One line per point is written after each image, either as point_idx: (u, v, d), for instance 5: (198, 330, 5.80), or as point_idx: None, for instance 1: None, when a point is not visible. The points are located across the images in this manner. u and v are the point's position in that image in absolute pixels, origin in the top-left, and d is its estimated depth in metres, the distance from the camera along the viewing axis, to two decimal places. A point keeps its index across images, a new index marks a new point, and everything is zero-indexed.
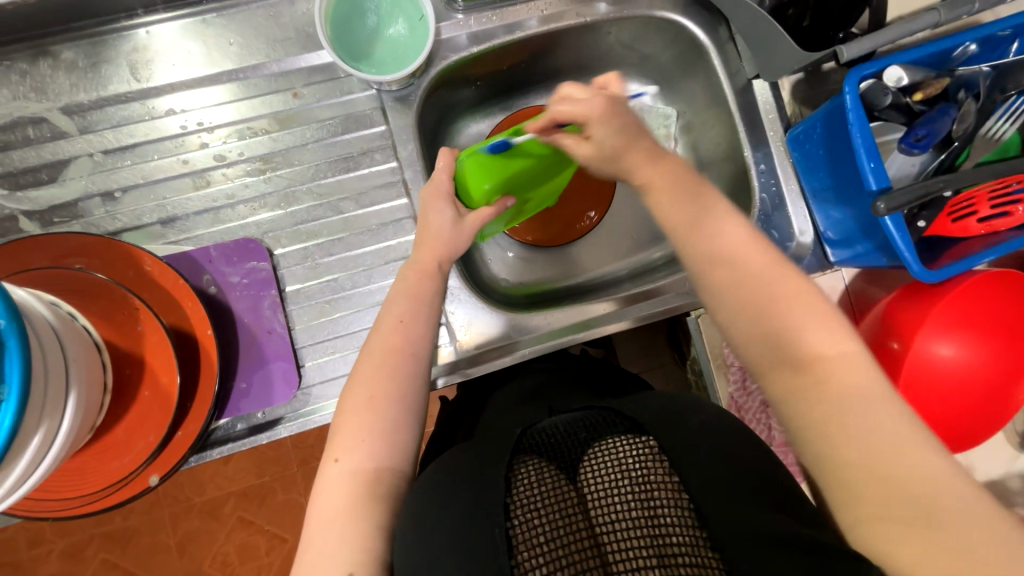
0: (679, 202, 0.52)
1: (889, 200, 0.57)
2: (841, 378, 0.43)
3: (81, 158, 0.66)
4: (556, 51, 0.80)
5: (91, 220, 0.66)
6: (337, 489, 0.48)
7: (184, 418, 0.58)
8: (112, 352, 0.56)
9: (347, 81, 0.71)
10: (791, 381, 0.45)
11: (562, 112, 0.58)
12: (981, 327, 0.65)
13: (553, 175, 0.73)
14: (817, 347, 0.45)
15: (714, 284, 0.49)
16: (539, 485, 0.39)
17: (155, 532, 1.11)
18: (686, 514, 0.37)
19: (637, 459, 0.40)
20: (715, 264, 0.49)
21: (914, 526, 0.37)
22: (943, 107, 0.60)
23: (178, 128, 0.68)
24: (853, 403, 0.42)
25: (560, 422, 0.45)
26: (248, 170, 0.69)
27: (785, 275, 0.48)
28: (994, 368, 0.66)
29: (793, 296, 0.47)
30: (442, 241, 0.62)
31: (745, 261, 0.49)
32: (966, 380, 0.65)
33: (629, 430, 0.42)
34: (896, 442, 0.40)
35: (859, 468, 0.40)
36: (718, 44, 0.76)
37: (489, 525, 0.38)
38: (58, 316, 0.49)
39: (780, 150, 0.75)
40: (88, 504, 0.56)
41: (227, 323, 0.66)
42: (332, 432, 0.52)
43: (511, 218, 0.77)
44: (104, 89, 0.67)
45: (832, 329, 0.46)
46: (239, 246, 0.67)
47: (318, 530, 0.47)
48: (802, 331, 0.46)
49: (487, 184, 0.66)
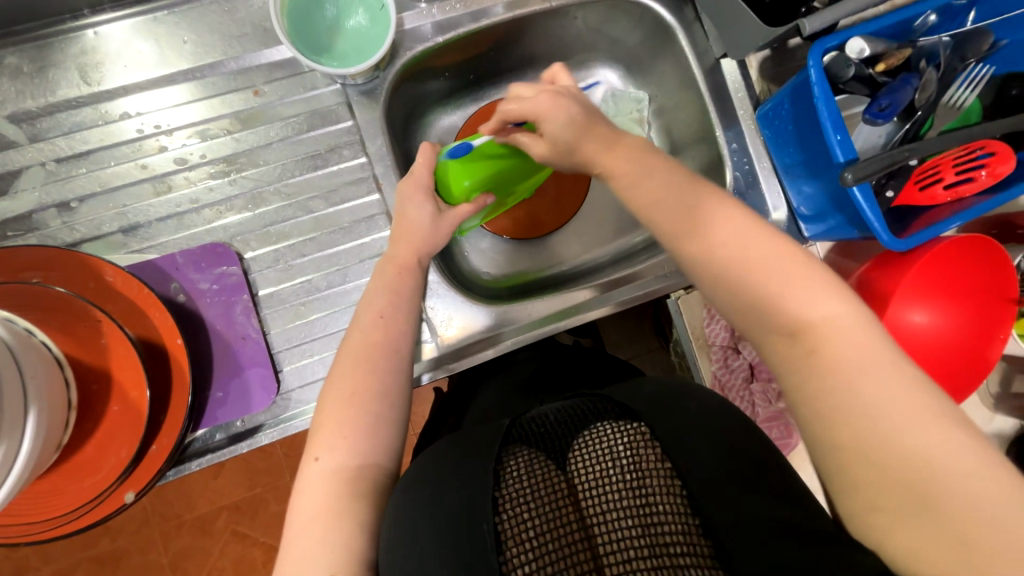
0: (658, 182, 0.52)
1: (857, 171, 0.57)
2: (835, 347, 0.42)
3: (33, 168, 0.63)
4: (524, 38, 0.79)
5: (47, 232, 0.63)
6: (318, 490, 0.47)
7: (158, 431, 0.56)
8: (75, 366, 0.54)
9: (310, 76, 0.69)
10: (787, 354, 0.44)
11: (543, 98, 0.56)
12: (948, 293, 0.66)
13: (539, 171, 0.71)
14: (809, 314, 0.43)
15: (699, 259, 0.49)
16: (529, 478, 0.39)
17: (145, 551, 1.08)
18: (681, 501, 0.36)
19: (630, 449, 0.39)
20: (697, 237, 0.49)
21: (918, 511, 0.37)
22: (905, 77, 0.61)
23: (135, 132, 0.65)
24: (849, 379, 0.41)
25: (551, 411, 0.45)
26: (211, 173, 0.67)
27: (775, 243, 0.47)
28: (960, 346, 0.67)
29: (783, 265, 0.46)
30: (415, 235, 0.61)
31: (742, 232, 0.48)
32: (930, 352, 0.67)
33: (621, 418, 0.42)
34: (895, 423, 0.39)
35: (868, 451, 0.39)
36: (684, 24, 0.76)
37: (477, 520, 0.38)
38: (13, 332, 0.47)
39: (750, 129, 0.76)
40: (59, 527, 0.53)
41: (199, 331, 0.64)
42: (312, 428, 0.51)
43: (495, 211, 0.77)
44: (53, 95, 0.64)
45: (824, 294, 0.44)
46: (207, 251, 0.65)
47: (301, 533, 0.46)
48: (806, 300, 0.44)
49: (466, 181, 0.64)
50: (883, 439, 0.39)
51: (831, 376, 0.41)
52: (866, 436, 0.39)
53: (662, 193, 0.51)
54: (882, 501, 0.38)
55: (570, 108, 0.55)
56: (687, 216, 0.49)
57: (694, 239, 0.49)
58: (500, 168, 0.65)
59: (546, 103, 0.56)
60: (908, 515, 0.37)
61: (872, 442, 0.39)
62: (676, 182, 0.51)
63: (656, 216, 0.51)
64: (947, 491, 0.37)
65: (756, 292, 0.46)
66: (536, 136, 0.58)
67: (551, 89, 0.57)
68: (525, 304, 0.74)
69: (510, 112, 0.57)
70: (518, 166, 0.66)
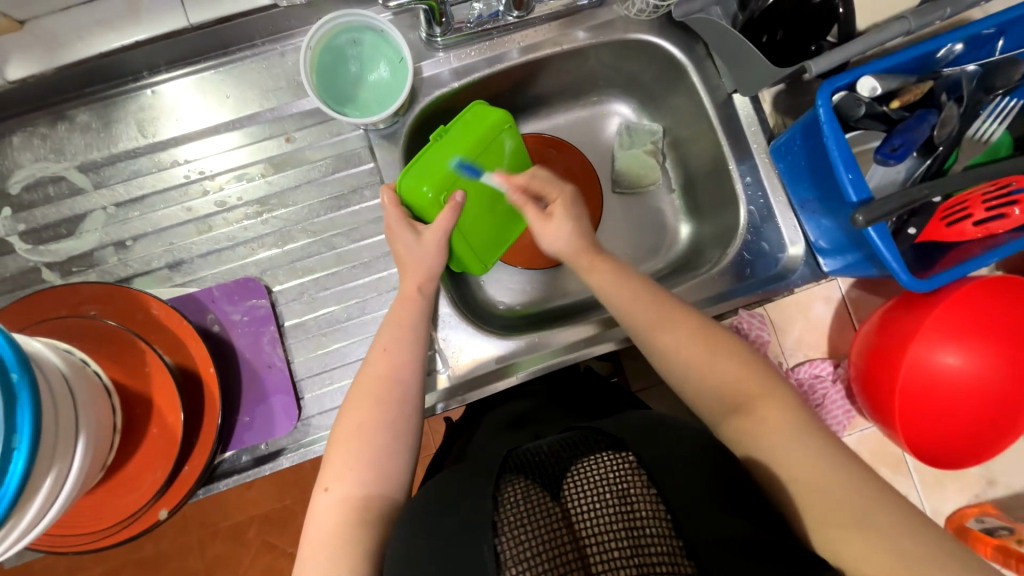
0: (631, 283, 0.62)
1: (869, 212, 0.55)
2: (767, 409, 0.52)
3: (96, 212, 0.72)
4: (538, 78, 0.83)
5: (105, 268, 0.71)
6: (326, 518, 0.50)
7: (190, 453, 0.61)
8: (121, 393, 0.59)
9: (337, 123, 0.75)
10: (737, 425, 0.53)
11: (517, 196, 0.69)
12: (974, 328, 0.63)
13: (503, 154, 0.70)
14: (745, 385, 0.54)
15: (662, 343, 0.58)
16: (526, 503, 0.40)
17: (182, 557, 1.14)
18: (664, 522, 0.38)
19: (619, 475, 0.41)
20: (661, 328, 0.59)
21: (857, 525, 0.44)
22: (921, 112, 0.59)
23: (182, 178, 0.73)
24: (780, 428, 0.51)
25: (546, 441, 0.45)
26: (247, 214, 0.73)
27: (717, 330, 0.58)
28: (993, 401, 0.64)
29: (723, 348, 0.57)
30: (423, 268, 0.64)
31: (688, 325, 0.58)
32: (959, 400, 0.63)
33: (611, 447, 0.43)
34: (818, 458, 0.48)
35: (808, 481, 0.47)
36: (696, 60, 0.77)
37: (478, 542, 0.39)
38: (68, 362, 0.52)
39: (765, 162, 0.75)
40: (102, 539, 0.58)
41: (230, 359, 0.69)
42: (323, 459, 0.54)
43: (492, 228, 0.73)
44: (115, 147, 0.72)
45: (756, 370, 0.55)
46: (240, 285, 0.70)
47: (314, 554, 0.48)
48: (739, 378, 0.55)
49: (428, 185, 0.65)
50: (813, 472, 0.47)
51: (769, 438, 0.51)
52: (802, 471, 0.48)
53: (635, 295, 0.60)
54: (830, 521, 0.45)
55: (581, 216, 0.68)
56: (644, 314, 0.60)
57: (651, 334, 0.59)
58: (457, 155, 0.66)
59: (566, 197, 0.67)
60: (849, 529, 0.45)
61: (811, 485, 0.47)
62: (638, 278, 0.63)
63: (630, 311, 0.61)
64: (873, 510, 0.45)
65: (704, 378, 0.56)
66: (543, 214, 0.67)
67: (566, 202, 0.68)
68: (549, 332, 0.76)
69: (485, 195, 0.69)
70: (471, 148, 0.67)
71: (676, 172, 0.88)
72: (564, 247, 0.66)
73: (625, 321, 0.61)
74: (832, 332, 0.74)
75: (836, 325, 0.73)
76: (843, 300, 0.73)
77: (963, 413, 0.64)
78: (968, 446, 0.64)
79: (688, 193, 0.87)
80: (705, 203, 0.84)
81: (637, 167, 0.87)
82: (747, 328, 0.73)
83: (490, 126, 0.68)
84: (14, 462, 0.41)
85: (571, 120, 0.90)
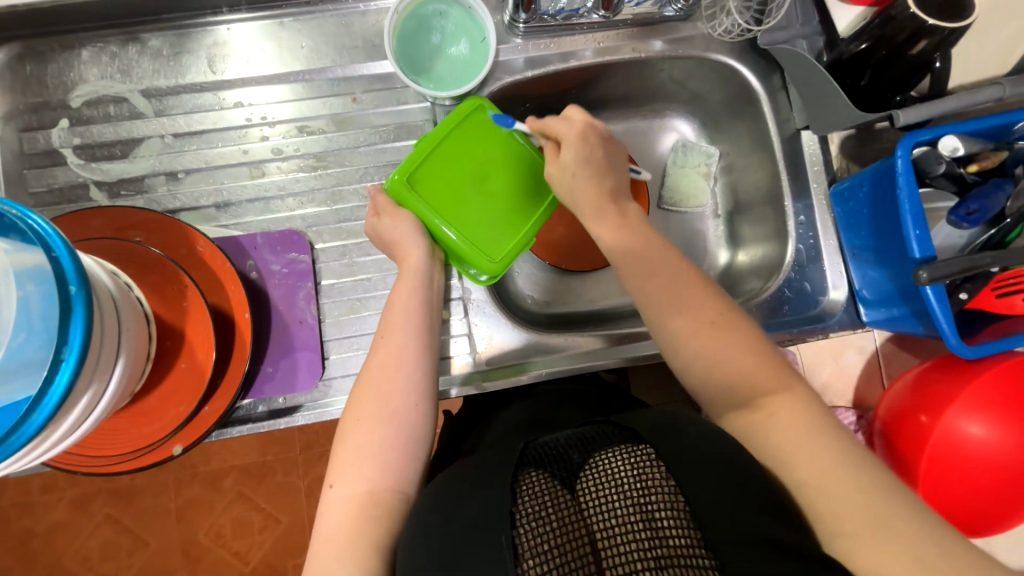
0: (649, 253, 0.60)
1: (933, 270, 0.55)
2: (774, 402, 0.51)
3: (153, 139, 0.71)
4: (608, 81, 0.82)
5: (153, 196, 0.70)
6: (339, 512, 0.50)
7: (213, 394, 0.61)
8: (158, 323, 0.59)
9: (404, 92, 0.74)
10: (746, 419, 0.52)
11: (579, 125, 0.64)
12: (1008, 398, 0.62)
13: (475, 145, 0.67)
14: (753, 376, 0.53)
15: (669, 323, 0.57)
16: (544, 496, 0.39)
17: (158, 495, 1.15)
18: (682, 512, 0.37)
19: (636, 468, 0.40)
20: (672, 307, 0.57)
21: (876, 533, 0.43)
22: (997, 181, 0.59)
23: (243, 120, 0.72)
24: (790, 423, 0.50)
25: (562, 435, 0.45)
26: (301, 166, 0.72)
27: (729, 319, 0.56)
28: (1012, 485, 0.64)
29: (732, 335, 0.55)
30: (410, 244, 0.65)
31: (703, 312, 0.57)
32: (981, 475, 0.64)
33: (628, 440, 0.43)
34: (835, 459, 0.47)
35: (824, 484, 0.46)
36: (770, 91, 0.77)
37: (494, 533, 0.38)
38: (118, 285, 0.51)
39: (822, 205, 0.75)
40: (115, 464, 0.58)
41: (264, 308, 0.69)
42: (330, 456, 0.54)
43: (499, 217, 0.68)
44: (182, 77, 0.72)
45: (769, 365, 0.54)
46: (284, 236, 0.70)
47: (325, 546, 0.49)
48: (740, 364, 0.54)
49: (423, 212, 0.65)
50: (824, 471, 0.47)
51: (778, 432, 0.50)
52: (813, 471, 0.47)
53: (645, 258, 0.60)
54: (844, 528, 0.44)
55: (593, 148, 0.63)
56: (658, 296, 0.58)
57: (662, 318, 0.58)
58: (432, 167, 0.66)
59: (577, 134, 0.63)
60: (868, 536, 0.43)
61: (824, 482, 0.46)
62: (651, 256, 0.60)
63: (638, 281, 0.60)
64: (889, 517, 0.44)
65: (704, 362, 0.55)
66: (554, 155, 0.65)
67: (586, 130, 0.63)
68: (566, 335, 0.75)
69: (546, 125, 0.65)
70: (442, 153, 0.66)
71: (725, 198, 0.87)
72: (567, 196, 0.65)
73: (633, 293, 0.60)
74: (858, 383, 0.75)
75: (864, 376, 0.75)
76: (877, 353, 0.75)
77: (987, 480, 0.64)
78: (991, 511, 0.65)
79: (733, 221, 0.86)
80: (749, 234, 0.83)
81: (688, 186, 0.86)
82: None
83: (456, 128, 0.66)
84: (61, 372, 0.41)
85: (629, 128, 0.89)
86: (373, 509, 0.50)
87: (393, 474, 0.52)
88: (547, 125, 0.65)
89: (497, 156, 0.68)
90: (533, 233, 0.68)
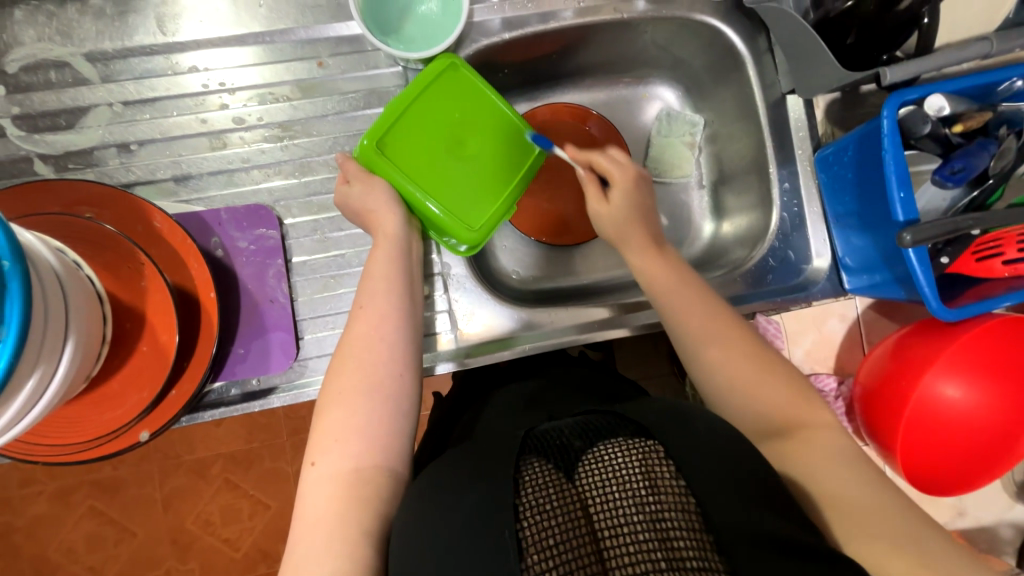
0: (697, 297, 0.59)
1: (916, 233, 0.55)
2: (818, 440, 0.50)
3: (101, 107, 0.66)
4: (589, 45, 0.78)
5: (105, 170, 0.66)
6: (321, 490, 0.48)
7: (179, 377, 0.58)
8: (114, 304, 0.56)
9: (374, 55, 0.70)
10: (780, 450, 0.50)
11: (631, 171, 0.66)
12: (981, 358, 0.63)
13: (449, 106, 0.64)
14: (795, 415, 0.52)
15: (714, 363, 0.55)
16: (549, 488, 0.37)
17: (142, 484, 1.12)
18: (691, 516, 0.35)
19: (643, 463, 0.37)
20: (719, 346, 0.56)
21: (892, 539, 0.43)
22: (982, 141, 0.58)
23: (199, 86, 0.67)
24: (818, 451, 0.49)
25: (565, 424, 0.43)
26: (266, 136, 0.68)
27: (773, 362, 0.56)
28: (981, 447, 0.66)
29: (776, 378, 0.54)
30: (391, 212, 0.61)
31: (738, 347, 0.56)
32: (953, 438, 0.65)
33: (633, 433, 0.40)
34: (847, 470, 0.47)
35: (844, 495, 0.46)
36: (755, 54, 0.74)
37: (492, 529, 0.36)
38: (63, 263, 0.48)
39: (806, 170, 0.73)
40: (77, 453, 0.55)
41: (230, 287, 0.66)
42: (310, 432, 0.52)
43: (473, 183, 0.65)
44: (129, 40, 0.66)
45: (817, 408, 0.53)
46: (250, 212, 0.66)
47: (309, 529, 0.46)
48: (785, 405, 0.53)
49: (396, 178, 0.62)
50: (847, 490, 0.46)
51: (805, 457, 0.49)
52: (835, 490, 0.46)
53: (698, 308, 0.58)
54: (870, 534, 0.43)
55: (643, 195, 0.65)
56: (685, 316, 0.58)
57: (698, 351, 0.57)
58: (405, 129, 0.63)
59: (630, 178, 0.65)
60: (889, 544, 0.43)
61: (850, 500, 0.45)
62: (694, 301, 0.58)
63: (685, 321, 0.58)
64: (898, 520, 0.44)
65: (749, 400, 0.53)
66: (600, 197, 0.66)
67: (639, 176, 0.66)
68: (551, 310, 0.73)
69: (603, 162, 0.67)
70: (413, 117, 0.63)
71: (709, 168, 0.85)
72: (615, 232, 0.65)
73: (676, 334, 0.58)
74: (838, 351, 0.75)
75: (846, 343, 0.75)
76: (857, 321, 0.75)
77: (966, 442, 0.65)
78: (966, 471, 0.67)
79: (718, 191, 0.84)
80: (734, 204, 0.82)
81: (673, 156, 0.84)
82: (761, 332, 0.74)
83: (430, 85, 0.63)
84: None
85: (612, 97, 0.86)
86: (357, 490, 0.48)
87: (379, 452, 0.50)
88: (604, 165, 0.66)
89: (473, 122, 0.66)
90: (513, 203, 0.67)
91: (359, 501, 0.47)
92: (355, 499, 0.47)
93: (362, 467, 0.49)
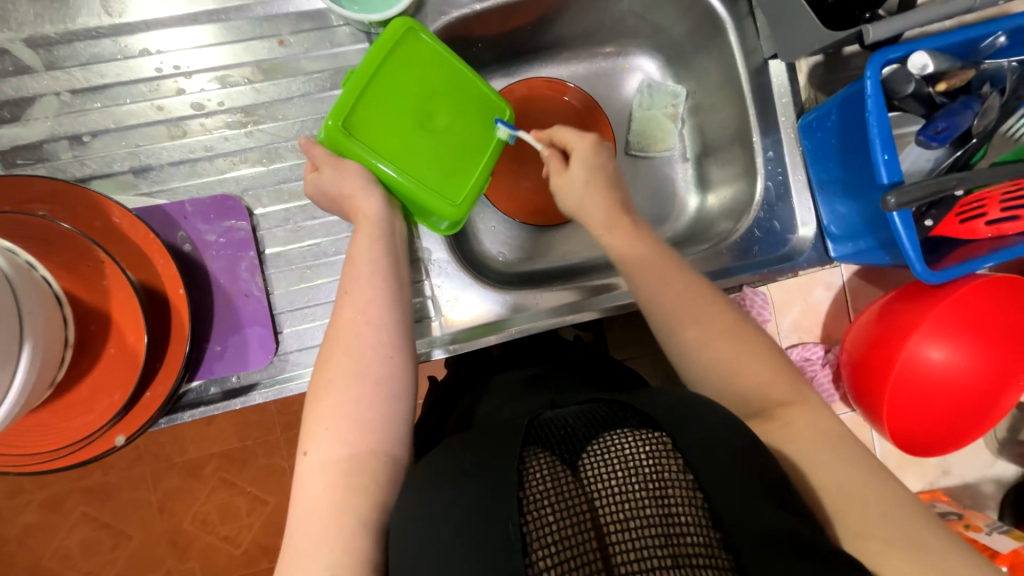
0: (666, 271, 0.57)
1: (900, 195, 0.54)
2: (799, 421, 0.49)
3: (47, 97, 0.62)
4: (565, 15, 0.75)
5: (57, 164, 0.62)
6: (308, 486, 0.46)
7: (152, 378, 0.56)
8: (75, 306, 0.53)
9: (337, 32, 0.66)
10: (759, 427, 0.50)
11: (587, 139, 0.65)
12: (966, 321, 0.64)
13: (410, 77, 0.61)
14: (772, 392, 0.51)
15: (688, 339, 0.54)
16: (552, 480, 0.35)
17: (136, 487, 1.10)
18: (701, 513, 0.34)
19: (650, 456, 0.36)
20: (692, 322, 0.54)
21: (885, 529, 0.43)
22: (966, 100, 0.57)
23: (153, 70, 0.63)
24: (801, 442, 0.48)
25: (569, 412, 0.41)
26: (228, 122, 0.65)
27: (751, 337, 0.54)
28: (962, 410, 0.67)
29: (753, 350, 0.53)
30: (364, 195, 0.59)
31: (714, 320, 0.54)
32: (936, 401, 0.66)
33: (641, 425, 0.38)
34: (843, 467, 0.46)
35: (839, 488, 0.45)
36: (736, 18, 0.71)
37: (492, 524, 0.34)
38: (13, 264, 0.46)
39: (789, 138, 0.72)
40: (50, 462, 0.53)
41: (201, 284, 0.63)
42: (302, 419, 0.50)
43: (444, 162, 0.63)
44: (72, 22, 0.62)
45: (795, 386, 0.51)
46: (216, 203, 0.63)
47: (302, 522, 0.45)
48: (765, 383, 0.51)
49: (369, 160, 0.60)
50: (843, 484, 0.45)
51: (792, 440, 0.48)
52: (831, 483, 0.45)
53: (665, 280, 0.56)
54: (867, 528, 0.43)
55: (603, 161, 0.65)
56: (669, 307, 0.55)
57: (672, 326, 0.55)
58: (368, 106, 0.60)
59: (588, 146, 0.65)
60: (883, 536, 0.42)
61: (847, 492, 0.45)
62: (664, 273, 0.57)
63: (655, 294, 0.56)
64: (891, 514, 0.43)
65: (727, 377, 0.52)
66: (562, 163, 0.66)
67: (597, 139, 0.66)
68: (536, 292, 0.72)
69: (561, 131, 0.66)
70: (375, 93, 0.60)
71: (693, 140, 0.83)
72: (574, 204, 0.64)
73: (650, 311, 0.57)
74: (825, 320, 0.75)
75: (832, 312, 0.75)
76: (842, 289, 0.75)
77: (949, 404, 0.66)
78: (948, 432, 0.68)
79: (702, 164, 0.82)
80: (719, 177, 0.80)
81: (656, 129, 0.82)
82: (748, 304, 0.74)
83: (387, 53, 0.60)
84: None
85: (592, 69, 0.84)
86: (350, 479, 0.46)
87: (369, 440, 0.49)
88: (562, 132, 0.66)
89: (438, 95, 0.63)
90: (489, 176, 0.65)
91: (348, 493, 0.46)
92: (343, 493, 0.46)
93: (350, 457, 0.48)
